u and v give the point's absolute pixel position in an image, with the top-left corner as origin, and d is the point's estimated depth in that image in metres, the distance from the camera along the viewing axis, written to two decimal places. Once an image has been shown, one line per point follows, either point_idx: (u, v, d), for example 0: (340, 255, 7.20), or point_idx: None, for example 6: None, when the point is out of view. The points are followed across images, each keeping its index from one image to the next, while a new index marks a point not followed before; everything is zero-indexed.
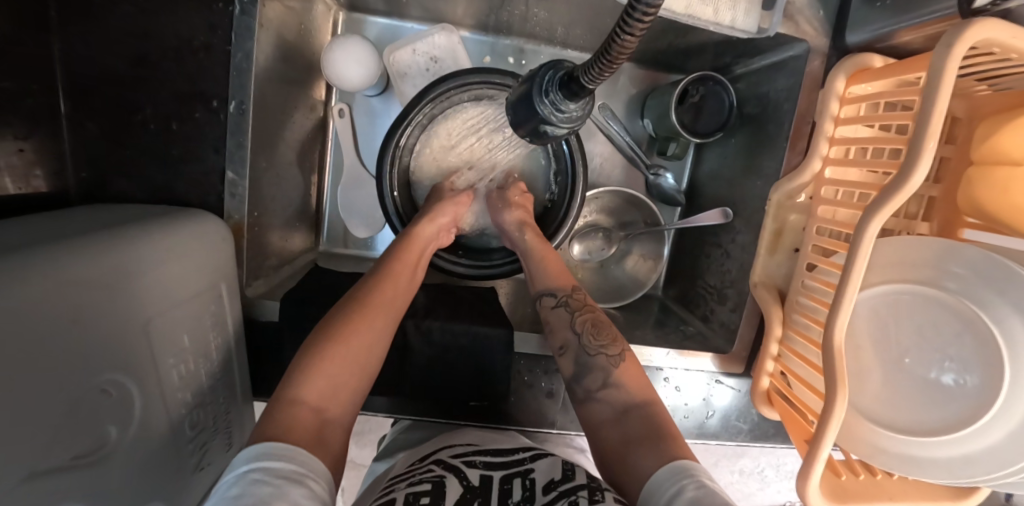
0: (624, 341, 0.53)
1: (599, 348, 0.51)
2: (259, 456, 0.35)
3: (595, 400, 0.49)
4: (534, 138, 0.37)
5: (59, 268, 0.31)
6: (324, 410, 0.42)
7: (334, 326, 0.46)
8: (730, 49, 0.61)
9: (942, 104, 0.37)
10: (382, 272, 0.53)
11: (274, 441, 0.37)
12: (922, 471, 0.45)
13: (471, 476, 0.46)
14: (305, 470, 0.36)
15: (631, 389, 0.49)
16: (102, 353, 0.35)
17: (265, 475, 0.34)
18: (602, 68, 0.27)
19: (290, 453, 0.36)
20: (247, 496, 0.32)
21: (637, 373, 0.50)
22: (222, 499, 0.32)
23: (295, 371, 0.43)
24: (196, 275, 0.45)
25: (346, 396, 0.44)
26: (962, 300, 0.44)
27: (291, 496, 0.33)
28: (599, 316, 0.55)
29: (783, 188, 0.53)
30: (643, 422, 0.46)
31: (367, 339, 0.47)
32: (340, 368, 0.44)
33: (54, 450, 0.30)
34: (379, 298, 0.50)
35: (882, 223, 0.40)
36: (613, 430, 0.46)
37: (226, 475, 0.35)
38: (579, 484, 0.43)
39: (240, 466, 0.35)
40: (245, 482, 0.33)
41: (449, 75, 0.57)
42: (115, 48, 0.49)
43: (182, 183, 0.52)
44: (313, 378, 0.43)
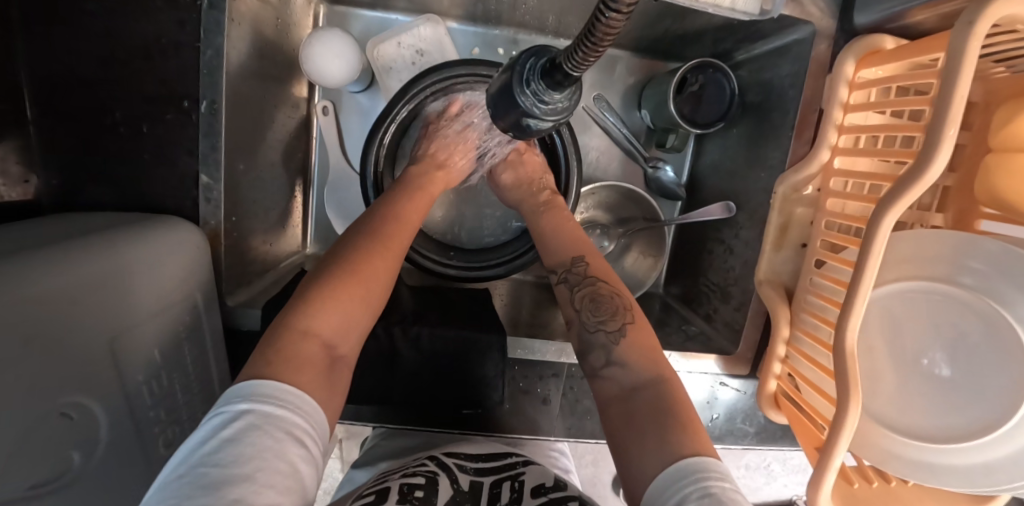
0: (628, 313, 0.48)
1: (597, 325, 0.48)
2: (262, 398, 0.32)
3: (601, 378, 0.46)
4: (517, 132, 0.35)
5: (13, 284, 0.29)
6: (333, 346, 0.39)
7: (349, 258, 0.43)
8: (730, 34, 0.58)
9: (964, 85, 0.34)
10: (394, 211, 0.50)
11: (278, 381, 0.33)
12: (940, 479, 0.43)
13: (461, 479, 0.44)
14: (306, 425, 0.33)
15: (637, 367, 0.45)
16: (62, 375, 0.33)
17: (263, 424, 0.31)
18: (586, 54, 0.25)
19: (293, 400, 0.33)
20: (242, 448, 0.29)
21: (645, 346, 0.46)
22: (214, 438, 0.30)
23: (306, 297, 0.40)
24: (170, 285, 0.42)
25: (357, 332, 0.41)
26: (982, 298, 0.41)
27: (289, 457, 0.30)
28: (602, 288, 0.50)
29: (788, 181, 0.50)
30: (654, 399, 0.42)
31: (381, 279, 0.44)
32: (356, 303, 0.41)
33: (7, 482, 0.28)
34: (393, 235, 0.48)
35: (898, 217, 0.37)
36: (619, 408, 0.43)
37: (220, 408, 0.32)
38: (570, 494, 0.43)
39: (238, 403, 0.32)
40: (241, 425, 0.30)
41: (426, 72, 0.54)
42: (78, 48, 0.47)
43: (155, 188, 0.49)
44: (328, 310, 0.39)
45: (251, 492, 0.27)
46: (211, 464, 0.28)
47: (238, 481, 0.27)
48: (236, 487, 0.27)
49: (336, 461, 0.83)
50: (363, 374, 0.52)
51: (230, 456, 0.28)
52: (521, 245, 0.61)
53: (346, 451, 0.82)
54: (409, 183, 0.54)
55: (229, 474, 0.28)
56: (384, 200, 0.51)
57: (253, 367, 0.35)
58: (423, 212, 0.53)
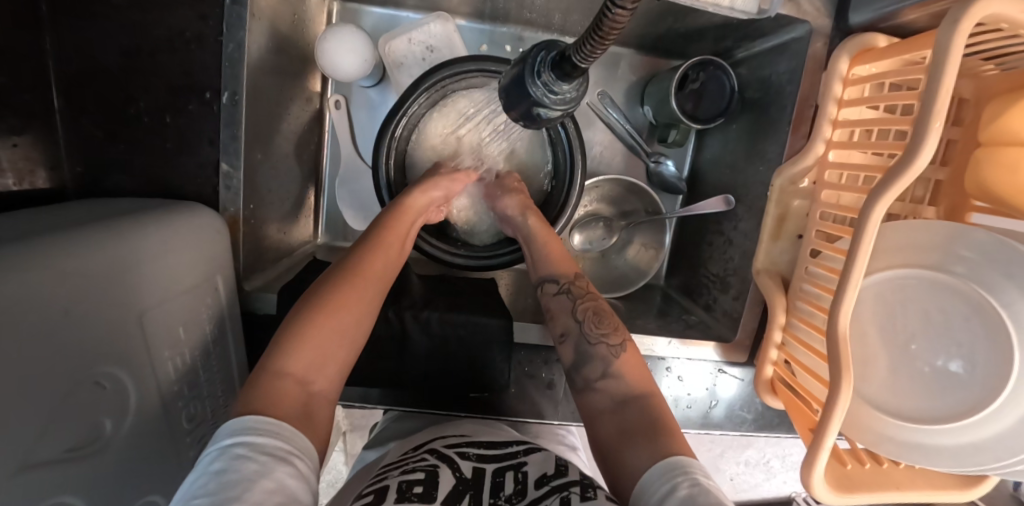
0: (626, 331, 0.51)
1: (599, 337, 0.50)
2: (243, 431, 0.34)
3: (594, 390, 0.48)
4: (527, 121, 0.37)
5: (54, 258, 0.31)
6: (310, 382, 0.41)
7: (320, 299, 0.45)
8: (730, 32, 0.60)
9: (950, 80, 0.36)
10: (370, 244, 0.51)
11: (258, 416, 0.36)
12: (928, 458, 0.45)
13: (464, 467, 0.45)
14: (291, 448, 0.35)
15: (632, 380, 0.47)
16: (97, 344, 0.35)
17: (249, 452, 0.33)
18: (593, 46, 0.27)
19: (275, 428, 0.35)
20: (230, 475, 0.31)
21: (637, 364, 0.48)
22: (204, 474, 0.32)
23: (279, 341, 0.42)
24: (193, 267, 0.44)
25: (334, 368, 0.43)
26: (969, 284, 0.44)
27: (277, 475, 0.32)
28: (601, 304, 0.53)
29: (786, 173, 0.52)
30: (642, 414, 0.44)
31: (354, 313, 0.45)
32: (325, 344, 0.43)
33: (48, 442, 0.30)
34: (366, 271, 0.48)
35: (887, 207, 0.39)
36: (610, 421, 0.45)
37: (208, 449, 0.34)
38: (572, 480, 0.43)
39: (223, 439, 0.34)
40: (229, 457, 0.32)
41: (437, 67, 0.56)
42: (106, 40, 0.49)
43: (177, 176, 0.51)
44: (301, 351, 0.42)
45: None
46: (202, 495, 0.30)
47: (232, 502, 0.29)
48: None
49: (343, 449, 0.85)
50: (375, 356, 0.54)
51: (220, 484, 0.30)
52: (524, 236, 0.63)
53: (352, 439, 0.84)
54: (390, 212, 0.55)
55: (222, 499, 0.30)
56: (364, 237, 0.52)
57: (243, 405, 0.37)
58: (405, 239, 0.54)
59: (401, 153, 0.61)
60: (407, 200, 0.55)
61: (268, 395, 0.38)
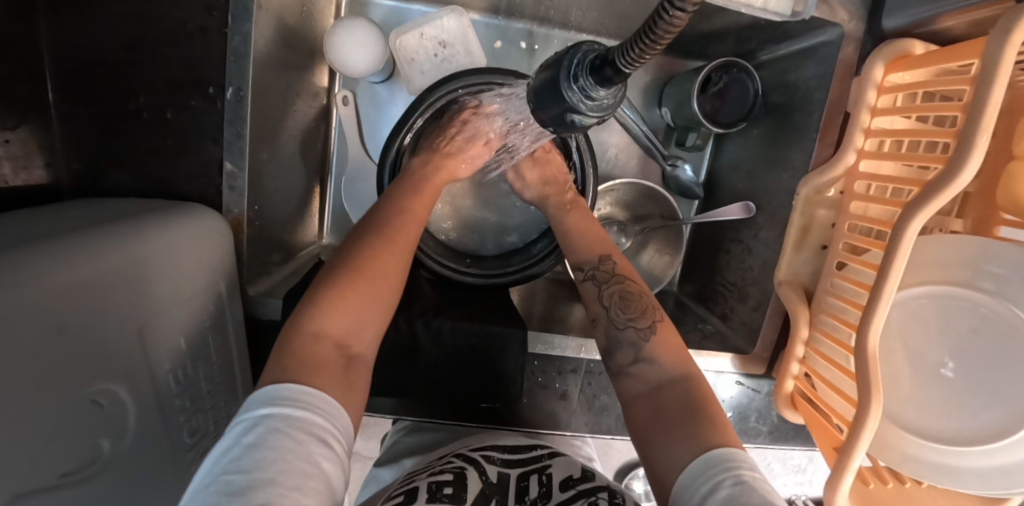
0: (660, 310, 0.48)
1: (627, 321, 0.47)
2: (281, 401, 0.31)
3: (627, 375, 0.45)
4: (558, 126, 0.35)
5: (45, 269, 0.29)
6: (347, 346, 0.38)
7: (352, 258, 0.41)
8: (755, 34, 0.57)
9: (998, 94, 0.35)
10: (394, 207, 0.47)
11: (297, 384, 0.32)
12: (958, 481, 0.43)
13: (489, 471, 0.44)
14: (330, 425, 0.32)
15: (667, 363, 0.44)
16: (93, 361, 0.32)
17: (286, 427, 0.30)
18: (642, 51, 0.24)
19: (313, 401, 0.32)
20: (267, 452, 0.28)
21: (672, 345, 0.45)
22: (235, 446, 0.29)
23: (313, 301, 0.39)
24: (193, 275, 0.42)
25: (371, 331, 0.40)
26: (1003, 302, 0.42)
27: (316, 457, 0.29)
28: (630, 286, 0.50)
29: (812, 183, 0.51)
30: (679, 398, 0.41)
31: (389, 277, 0.42)
32: (363, 302, 0.40)
33: (42, 469, 0.28)
34: (397, 233, 0.45)
35: (924, 223, 0.38)
36: (645, 407, 0.42)
37: (239, 416, 0.31)
38: (599, 485, 0.42)
39: (257, 408, 0.31)
40: (263, 431, 0.29)
41: (436, 83, 0.54)
42: (103, 31, 0.46)
43: (178, 175, 0.49)
44: (336, 311, 0.38)
45: (277, 496, 0.26)
46: (235, 472, 0.27)
47: (264, 486, 0.26)
48: (262, 492, 0.26)
49: None
50: (384, 366, 0.52)
51: (254, 461, 0.27)
52: (540, 250, 0.60)
53: (351, 443, 0.82)
54: (414, 182, 0.51)
55: (255, 481, 0.27)
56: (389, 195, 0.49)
57: (270, 372, 0.34)
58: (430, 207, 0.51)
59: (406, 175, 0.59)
60: (433, 174, 0.53)
61: (280, 372, 0.34)
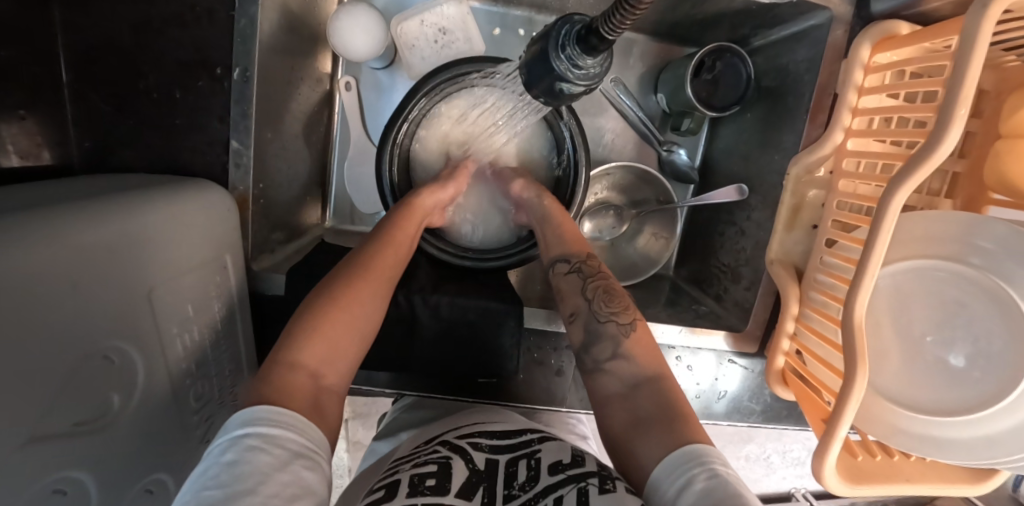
0: (637, 310, 0.48)
1: (609, 316, 0.48)
2: (257, 420, 0.32)
3: (603, 372, 0.45)
4: (549, 98, 0.36)
5: (58, 230, 0.30)
6: (321, 376, 0.40)
7: (327, 292, 0.43)
8: (747, 19, 0.59)
9: (976, 66, 0.36)
10: (374, 243, 0.49)
11: (270, 406, 0.34)
12: (941, 451, 0.44)
13: (476, 458, 0.44)
14: (305, 441, 0.34)
15: (643, 361, 0.45)
16: (107, 319, 0.34)
17: (263, 443, 0.31)
18: (622, 17, 0.26)
19: (288, 419, 0.33)
20: (243, 467, 0.29)
21: (650, 345, 0.46)
22: (215, 464, 0.30)
23: (291, 333, 0.41)
24: (199, 246, 0.44)
25: (345, 364, 0.42)
26: (990, 276, 0.43)
27: (293, 468, 0.31)
28: (612, 283, 0.51)
29: (801, 162, 0.52)
30: (656, 397, 0.42)
31: (362, 308, 0.44)
32: (336, 336, 0.41)
33: (56, 416, 0.30)
34: (375, 266, 0.47)
35: (909, 195, 0.39)
36: (621, 408, 0.42)
37: (218, 438, 0.32)
38: (589, 470, 0.41)
39: (234, 429, 0.32)
40: (241, 448, 0.31)
41: (435, 70, 0.55)
42: (115, 14, 0.48)
43: (186, 153, 0.51)
44: (311, 342, 0.40)
45: None
46: (215, 488, 0.28)
47: (246, 497, 0.28)
48: (245, 503, 0.28)
49: (344, 438, 0.84)
50: (386, 339, 0.53)
51: (234, 476, 0.29)
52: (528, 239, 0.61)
53: (353, 427, 0.84)
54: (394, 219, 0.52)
55: (234, 494, 0.28)
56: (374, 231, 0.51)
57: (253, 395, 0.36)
58: (411, 241, 0.52)
59: (403, 160, 0.60)
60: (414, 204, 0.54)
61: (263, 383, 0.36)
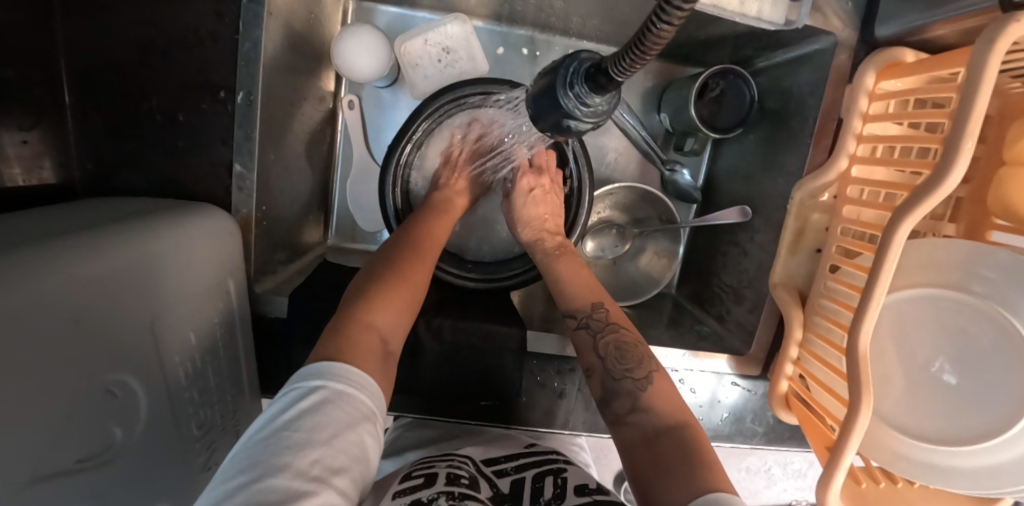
0: (653, 360, 0.47)
1: (624, 372, 0.46)
2: (333, 375, 0.35)
3: (625, 424, 0.43)
4: (556, 132, 0.36)
5: (57, 266, 0.30)
6: (388, 341, 0.42)
7: (387, 269, 0.46)
8: (751, 41, 0.59)
9: (982, 100, 0.35)
10: (418, 229, 0.52)
11: (342, 363, 0.36)
12: (945, 480, 0.44)
13: (503, 483, 0.43)
14: (371, 403, 0.36)
15: (663, 411, 0.43)
16: (108, 354, 0.34)
17: (335, 399, 0.33)
18: (632, 61, 0.26)
19: (357, 379, 0.36)
20: (317, 419, 0.32)
21: (669, 393, 0.44)
22: (292, 408, 0.32)
23: (356, 301, 0.43)
24: (201, 272, 0.43)
25: (405, 331, 0.44)
26: (990, 304, 0.43)
27: (359, 429, 0.33)
28: (626, 335, 0.49)
29: (805, 187, 0.52)
30: (678, 445, 0.40)
31: (415, 282, 0.47)
32: (397, 307, 0.44)
33: (59, 455, 0.30)
34: (425, 247, 0.51)
35: (913, 226, 0.38)
36: (643, 453, 0.40)
37: (294, 382, 0.35)
38: (614, 499, 0.42)
39: (311, 379, 0.34)
40: (317, 399, 0.33)
41: (438, 93, 0.55)
42: (119, 37, 0.48)
43: (189, 175, 0.51)
44: (381, 307, 0.43)
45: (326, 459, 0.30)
46: (293, 430, 0.31)
47: (319, 446, 0.31)
48: (315, 453, 0.30)
49: None
50: None
51: (310, 424, 0.31)
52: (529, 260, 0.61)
53: None
54: (434, 211, 0.55)
55: (307, 442, 0.31)
56: (415, 219, 0.54)
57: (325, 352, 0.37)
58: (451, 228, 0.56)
59: (405, 184, 0.60)
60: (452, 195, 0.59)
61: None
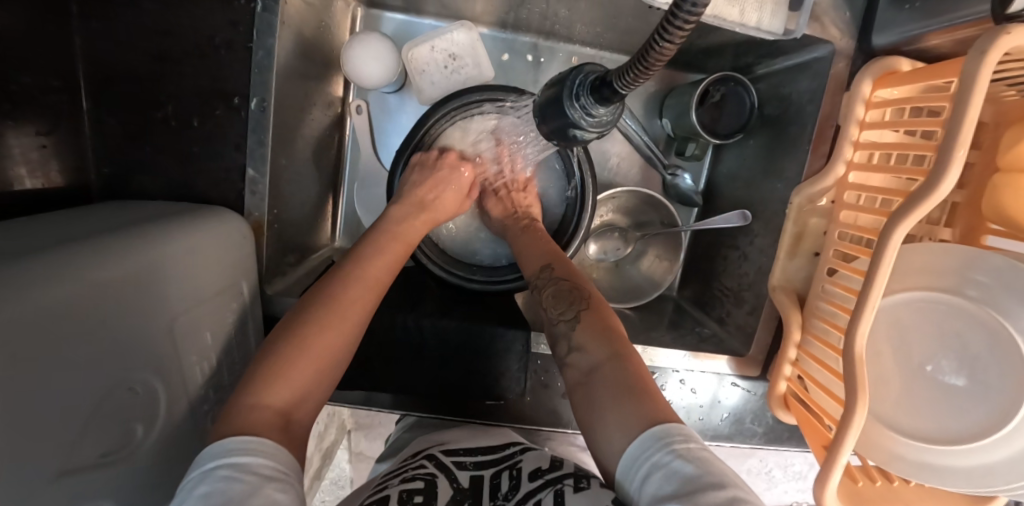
0: (589, 298, 0.50)
1: (560, 315, 0.50)
2: (227, 452, 0.33)
3: (566, 366, 0.47)
4: (561, 140, 0.37)
5: (84, 269, 0.31)
6: (290, 411, 0.39)
7: (302, 321, 0.42)
8: (752, 49, 0.60)
9: (975, 110, 0.37)
10: (350, 270, 0.48)
11: (240, 436, 0.34)
12: (939, 478, 0.45)
13: (461, 477, 0.44)
14: (277, 466, 0.34)
15: (592, 347, 0.45)
16: (130, 353, 0.35)
17: (234, 472, 0.32)
18: (637, 75, 0.27)
19: (257, 446, 0.34)
20: (215, 496, 0.30)
21: (601, 327, 0.47)
22: (186, 500, 0.30)
23: (263, 367, 0.40)
24: (217, 274, 0.45)
25: (316, 394, 0.41)
26: (985, 309, 0.44)
27: (266, 491, 0.31)
28: (567, 284, 0.52)
29: (804, 192, 0.53)
30: (613, 376, 0.42)
31: (339, 330, 0.43)
32: (307, 368, 0.40)
33: (84, 450, 0.31)
34: (357, 288, 0.46)
35: (908, 231, 0.39)
36: (580, 394, 0.44)
37: (190, 474, 0.33)
38: (566, 472, 0.42)
39: (205, 464, 0.33)
40: (214, 479, 0.31)
41: (445, 99, 0.57)
42: (136, 45, 0.49)
43: (203, 179, 0.52)
44: (275, 379, 0.39)
45: None
46: None
47: None
48: None
49: (346, 450, 0.85)
50: (396, 363, 0.55)
51: (205, 505, 0.29)
52: None
53: (356, 439, 0.85)
54: (386, 233, 0.53)
55: None
56: (353, 255, 0.50)
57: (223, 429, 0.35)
58: (400, 259, 0.52)
59: None
60: (427, 202, 0.57)
61: (245, 423, 0.36)
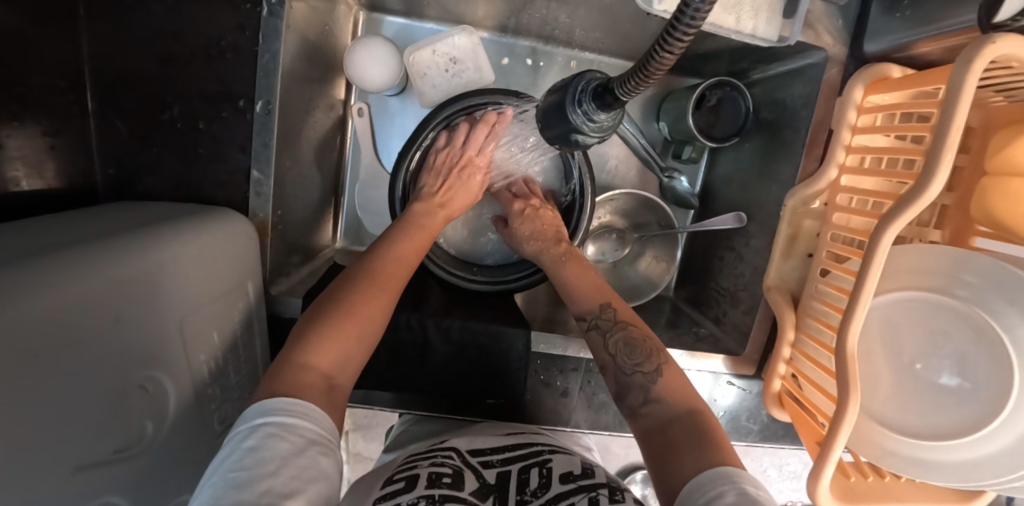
0: (662, 352, 0.48)
1: (634, 367, 0.48)
2: (275, 410, 0.34)
3: (639, 417, 0.46)
4: (563, 143, 0.38)
5: (101, 269, 0.32)
6: (333, 377, 0.40)
7: (346, 296, 0.44)
8: (747, 55, 0.61)
9: (961, 116, 0.38)
10: (385, 252, 0.50)
11: (281, 396, 0.35)
12: (929, 473, 0.46)
13: (488, 473, 0.44)
14: (320, 429, 0.35)
15: (672, 400, 0.45)
16: (143, 351, 0.36)
17: (280, 431, 0.33)
18: (638, 82, 0.28)
19: (301, 408, 0.35)
20: (264, 453, 0.31)
21: (681, 384, 0.46)
22: (236, 450, 0.32)
23: (307, 333, 0.41)
24: (224, 274, 0.45)
25: (355, 364, 0.42)
26: (975, 309, 0.45)
27: (309, 455, 0.33)
28: (634, 331, 0.50)
29: (798, 195, 0.54)
30: (692, 430, 0.42)
31: (377, 305, 0.45)
32: (351, 336, 0.42)
33: (96, 446, 0.32)
34: (392, 270, 0.48)
35: (897, 234, 0.41)
36: (657, 440, 0.43)
37: (238, 426, 0.34)
38: (599, 481, 0.44)
39: (253, 418, 0.34)
40: (262, 435, 0.33)
41: (446, 102, 0.58)
42: (143, 48, 0.50)
43: (209, 180, 0.53)
44: (324, 342, 0.40)
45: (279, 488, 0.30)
46: (237, 471, 0.30)
47: (268, 479, 0.30)
48: (266, 486, 0.30)
49: (346, 450, 0.86)
50: (398, 362, 0.55)
51: (255, 460, 0.31)
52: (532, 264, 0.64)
53: (355, 440, 0.85)
54: (413, 222, 0.54)
55: (255, 478, 0.30)
56: (385, 240, 0.52)
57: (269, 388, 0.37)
58: (426, 246, 0.54)
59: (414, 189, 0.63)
60: (446, 201, 0.58)
61: (294, 382, 0.37)
